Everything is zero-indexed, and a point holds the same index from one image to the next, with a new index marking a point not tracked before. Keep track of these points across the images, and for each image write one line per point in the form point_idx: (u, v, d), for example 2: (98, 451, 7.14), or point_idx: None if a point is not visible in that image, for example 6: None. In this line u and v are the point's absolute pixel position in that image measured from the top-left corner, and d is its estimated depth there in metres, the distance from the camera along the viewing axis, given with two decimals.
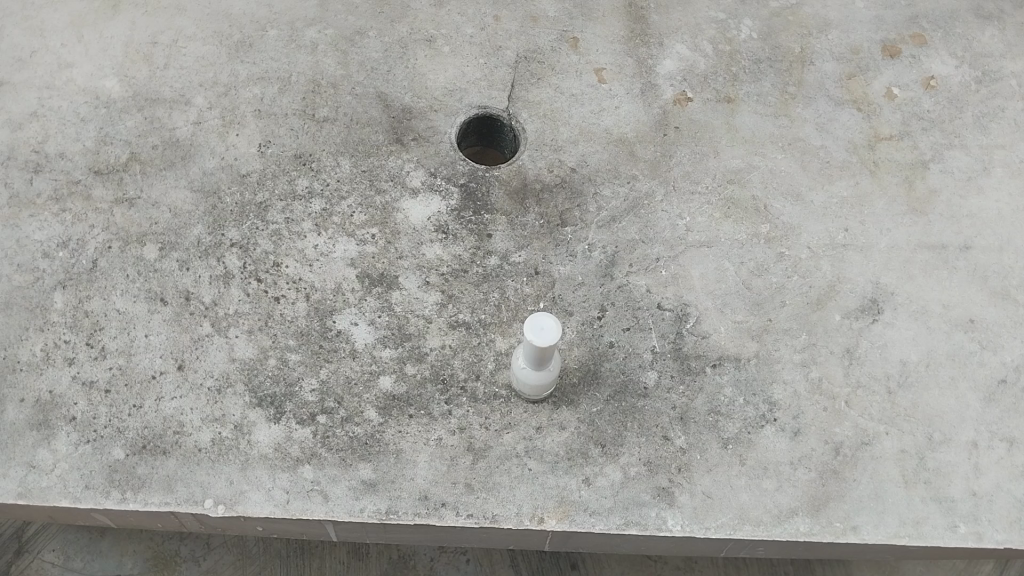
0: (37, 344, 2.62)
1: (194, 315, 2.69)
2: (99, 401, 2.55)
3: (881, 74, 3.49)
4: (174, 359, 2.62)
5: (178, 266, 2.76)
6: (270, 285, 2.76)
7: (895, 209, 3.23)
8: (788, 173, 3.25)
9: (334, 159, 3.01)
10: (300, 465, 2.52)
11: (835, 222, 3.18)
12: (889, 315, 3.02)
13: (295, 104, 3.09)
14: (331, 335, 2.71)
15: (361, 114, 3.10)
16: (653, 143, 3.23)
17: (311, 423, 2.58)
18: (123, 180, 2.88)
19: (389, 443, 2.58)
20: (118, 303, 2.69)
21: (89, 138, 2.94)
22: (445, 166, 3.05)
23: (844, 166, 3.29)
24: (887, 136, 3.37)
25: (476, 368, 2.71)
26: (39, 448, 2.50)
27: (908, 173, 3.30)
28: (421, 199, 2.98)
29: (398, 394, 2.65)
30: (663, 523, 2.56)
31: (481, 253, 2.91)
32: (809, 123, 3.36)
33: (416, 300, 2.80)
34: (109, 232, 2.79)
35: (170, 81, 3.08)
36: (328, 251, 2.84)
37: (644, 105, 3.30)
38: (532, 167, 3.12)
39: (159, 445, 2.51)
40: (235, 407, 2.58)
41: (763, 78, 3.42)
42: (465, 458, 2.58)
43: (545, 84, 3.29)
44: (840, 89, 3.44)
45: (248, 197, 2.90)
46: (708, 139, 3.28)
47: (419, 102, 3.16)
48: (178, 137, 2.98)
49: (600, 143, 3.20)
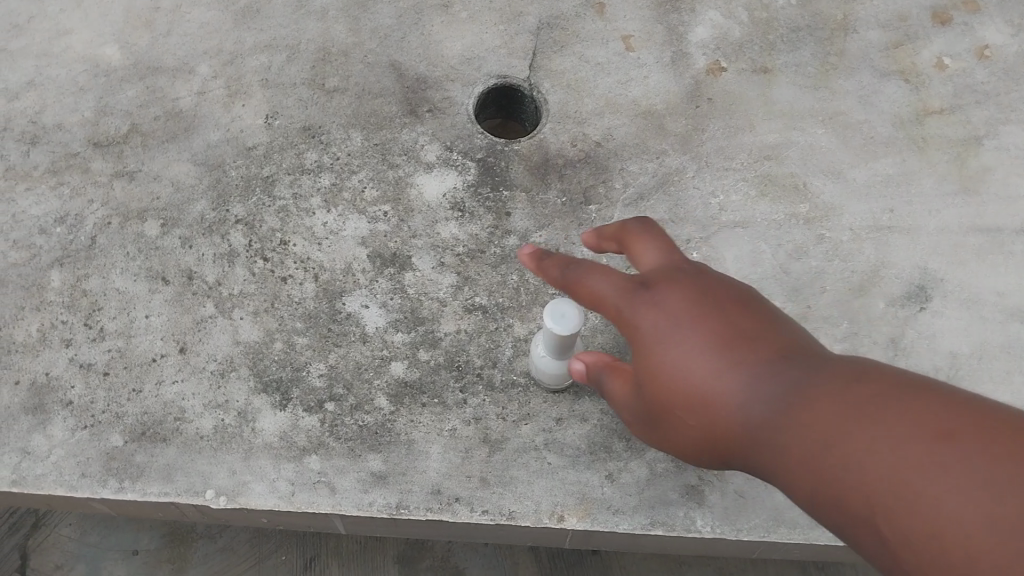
0: (33, 325, 2.51)
1: (196, 295, 2.55)
2: (97, 385, 2.44)
3: (931, 43, 3.24)
4: (175, 342, 2.49)
5: (180, 244, 2.62)
6: (276, 265, 2.62)
7: (945, 188, 3.00)
8: (829, 149, 3.03)
9: (345, 131, 2.84)
10: (305, 455, 2.39)
11: (878, 202, 2.97)
12: (937, 302, 2.82)
13: (303, 73, 2.92)
14: (340, 318, 2.56)
15: (373, 84, 2.92)
16: (684, 116, 3.02)
17: (318, 410, 2.44)
18: (123, 152, 2.74)
19: (400, 433, 2.43)
20: (117, 282, 2.56)
21: (88, 108, 2.81)
22: (462, 139, 2.87)
23: (890, 142, 3.06)
24: (936, 109, 3.13)
25: (493, 354, 2.55)
26: (34, 433, 2.39)
27: (958, 149, 3.06)
28: (436, 174, 2.81)
29: (410, 381, 2.50)
30: (692, 523, 2.40)
31: (499, 232, 2.74)
32: (852, 95, 3.12)
33: (430, 282, 2.64)
34: (108, 207, 2.66)
35: (173, 49, 2.93)
36: (337, 229, 2.68)
37: (675, 75, 3.09)
38: (554, 141, 2.93)
39: (159, 432, 2.39)
40: (238, 393, 2.44)
41: (803, 47, 3.19)
42: (480, 450, 2.43)
43: (569, 53, 3.09)
44: (885, 59, 3.20)
45: (253, 171, 2.75)
46: (743, 112, 3.06)
47: (435, 72, 2.98)
48: (181, 107, 2.83)
49: (627, 116, 3.00)
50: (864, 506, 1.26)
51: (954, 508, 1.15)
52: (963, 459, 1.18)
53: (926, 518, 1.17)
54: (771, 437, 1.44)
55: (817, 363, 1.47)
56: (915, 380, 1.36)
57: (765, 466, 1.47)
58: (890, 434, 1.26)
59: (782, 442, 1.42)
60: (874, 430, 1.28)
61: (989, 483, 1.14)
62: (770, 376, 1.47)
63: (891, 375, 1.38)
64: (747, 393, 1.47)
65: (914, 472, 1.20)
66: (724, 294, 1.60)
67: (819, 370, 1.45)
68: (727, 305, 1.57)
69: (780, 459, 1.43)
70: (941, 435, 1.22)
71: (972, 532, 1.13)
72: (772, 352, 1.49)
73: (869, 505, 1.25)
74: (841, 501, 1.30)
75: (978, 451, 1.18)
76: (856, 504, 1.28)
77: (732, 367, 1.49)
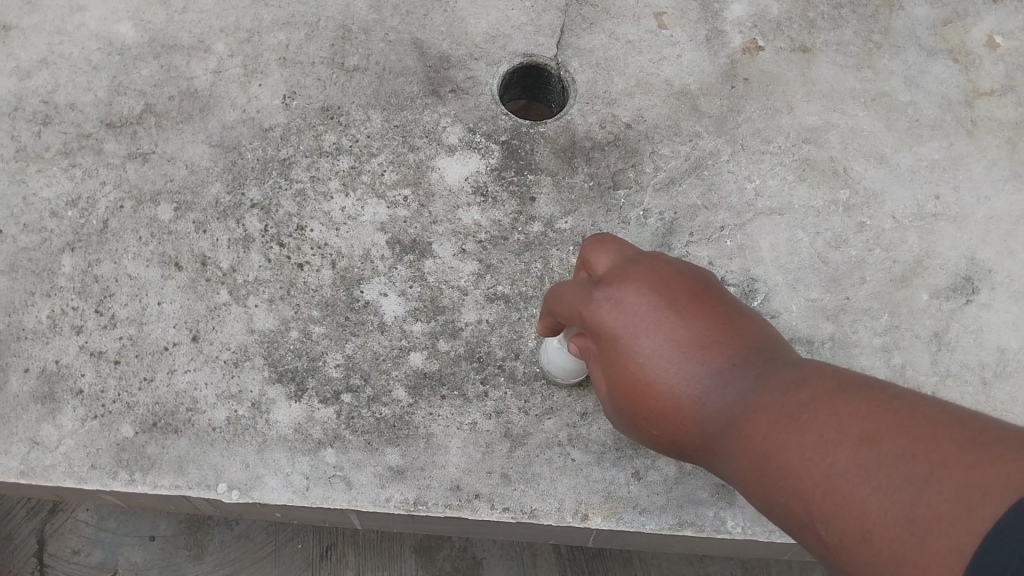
0: (44, 311, 2.45)
1: (210, 281, 2.48)
2: (108, 373, 2.38)
3: (981, 20, 3.05)
4: (188, 329, 2.42)
5: (194, 228, 2.54)
6: (292, 250, 2.53)
7: (995, 173, 2.83)
8: (872, 132, 2.87)
9: (364, 112, 2.73)
10: (321, 448, 2.31)
11: (924, 188, 2.81)
12: (985, 295, 2.67)
13: (322, 51, 2.81)
14: (358, 306, 2.47)
15: (394, 63, 2.81)
16: (719, 97, 2.87)
17: (335, 402, 2.36)
18: (137, 133, 2.66)
19: (419, 426, 2.34)
20: (129, 268, 2.49)
21: (101, 87, 2.72)
22: (485, 121, 2.75)
23: (937, 125, 2.89)
24: (987, 91, 2.95)
25: (516, 346, 2.45)
26: (45, 422, 2.34)
27: (1010, 133, 2.89)
28: (459, 157, 2.69)
29: (430, 372, 2.40)
30: (723, 525, 2.29)
31: (523, 218, 2.62)
32: (897, 75, 2.95)
33: (451, 269, 2.53)
34: (120, 190, 2.58)
35: (189, 27, 2.83)
36: (356, 214, 2.59)
37: (709, 54, 2.93)
38: (582, 122, 2.79)
39: (171, 423, 2.33)
40: (252, 383, 2.37)
41: (845, 25, 3.01)
42: (502, 446, 2.34)
43: (598, 30, 2.94)
44: (933, 37, 3.01)
45: (270, 153, 2.65)
46: (781, 92, 2.90)
47: (458, 50, 2.85)
48: (196, 87, 2.74)
49: (658, 97, 2.86)
50: (800, 498, 1.33)
51: (898, 523, 1.17)
52: (904, 463, 1.20)
53: (864, 525, 1.21)
54: (728, 437, 1.50)
55: (767, 368, 1.52)
56: (869, 381, 1.40)
57: (724, 472, 1.54)
58: (802, 440, 1.35)
59: (734, 450, 1.48)
60: (809, 440, 1.34)
61: (908, 483, 1.18)
62: (728, 378, 1.53)
63: (844, 375, 1.43)
64: (719, 397, 1.52)
65: (847, 475, 1.26)
66: (680, 284, 1.67)
67: (767, 373, 1.51)
68: (702, 314, 1.61)
69: (733, 461, 1.49)
70: (868, 440, 1.26)
71: (891, 537, 1.17)
72: (723, 359, 1.55)
73: (803, 496, 1.32)
74: (779, 496, 1.38)
75: (924, 459, 1.19)
76: (784, 494, 1.37)
77: (687, 365, 1.56)
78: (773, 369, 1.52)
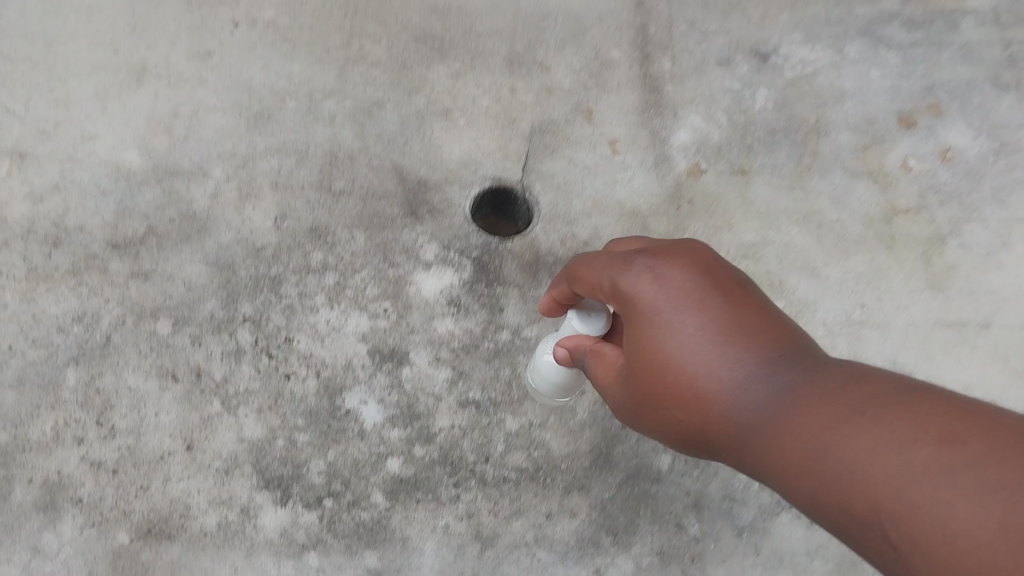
0: (47, 422, 2.62)
1: (204, 392, 2.69)
2: (107, 482, 2.56)
3: (897, 145, 3.48)
4: (183, 439, 2.63)
5: (190, 342, 2.76)
6: (281, 361, 2.76)
7: (913, 284, 3.21)
8: (803, 247, 3.23)
9: (349, 232, 3.01)
10: (305, 552, 2.53)
11: (851, 298, 3.16)
12: None
13: (309, 176, 3.09)
14: (341, 414, 2.70)
15: (377, 186, 3.11)
16: (668, 217, 3.23)
17: (318, 507, 2.58)
18: (139, 253, 2.90)
19: (395, 529, 2.57)
20: (129, 380, 2.69)
21: (107, 211, 2.97)
22: (458, 239, 3.06)
23: (860, 241, 3.27)
24: (904, 209, 3.35)
25: (485, 450, 2.69)
26: (45, 531, 2.50)
27: (924, 248, 3.29)
28: (434, 272, 2.98)
29: (406, 477, 2.63)
30: None
31: (492, 328, 2.90)
32: (824, 196, 3.34)
33: (427, 377, 2.78)
34: (123, 307, 2.81)
35: (188, 153, 3.10)
36: (340, 326, 2.84)
37: (658, 177, 3.30)
38: (546, 240, 3.11)
39: (164, 529, 2.53)
40: (242, 489, 2.58)
41: (778, 150, 3.42)
42: (472, 547, 2.57)
43: (560, 156, 3.29)
44: (855, 161, 3.43)
45: (261, 270, 2.91)
46: (722, 212, 3.27)
47: (434, 174, 3.18)
48: (195, 210, 3.00)
49: (613, 217, 3.20)
50: (850, 516, 1.50)
51: (944, 507, 1.32)
52: (941, 459, 1.38)
53: (903, 489, 1.40)
54: (774, 431, 1.72)
55: (810, 365, 1.79)
56: (886, 378, 1.64)
57: (762, 457, 1.75)
58: (881, 424, 1.51)
59: (776, 444, 1.70)
60: (859, 432, 1.53)
61: (929, 473, 1.37)
62: (766, 372, 1.82)
63: (875, 373, 1.67)
64: (762, 386, 1.81)
65: (891, 458, 1.44)
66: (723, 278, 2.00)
67: (816, 370, 1.76)
68: (748, 319, 1.92)
69: (782, 458, 1.68)
70: (946, 438, 1.40)
71: (944, 533, 1.31)
72: (763, 351, 1.86)
73: (871, 496, 1.45)
74: (825, 495, 1.55)
75: (959, 446, 1.38)
76: (835, 510, 1.53)
77: (727, 357, 1.86)
78: (820, 367, 1.77)
